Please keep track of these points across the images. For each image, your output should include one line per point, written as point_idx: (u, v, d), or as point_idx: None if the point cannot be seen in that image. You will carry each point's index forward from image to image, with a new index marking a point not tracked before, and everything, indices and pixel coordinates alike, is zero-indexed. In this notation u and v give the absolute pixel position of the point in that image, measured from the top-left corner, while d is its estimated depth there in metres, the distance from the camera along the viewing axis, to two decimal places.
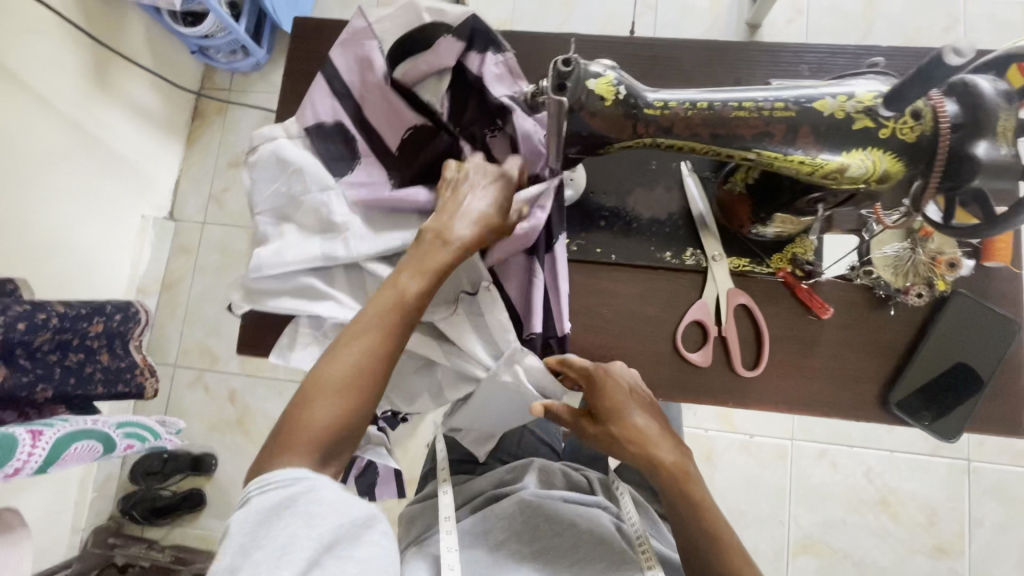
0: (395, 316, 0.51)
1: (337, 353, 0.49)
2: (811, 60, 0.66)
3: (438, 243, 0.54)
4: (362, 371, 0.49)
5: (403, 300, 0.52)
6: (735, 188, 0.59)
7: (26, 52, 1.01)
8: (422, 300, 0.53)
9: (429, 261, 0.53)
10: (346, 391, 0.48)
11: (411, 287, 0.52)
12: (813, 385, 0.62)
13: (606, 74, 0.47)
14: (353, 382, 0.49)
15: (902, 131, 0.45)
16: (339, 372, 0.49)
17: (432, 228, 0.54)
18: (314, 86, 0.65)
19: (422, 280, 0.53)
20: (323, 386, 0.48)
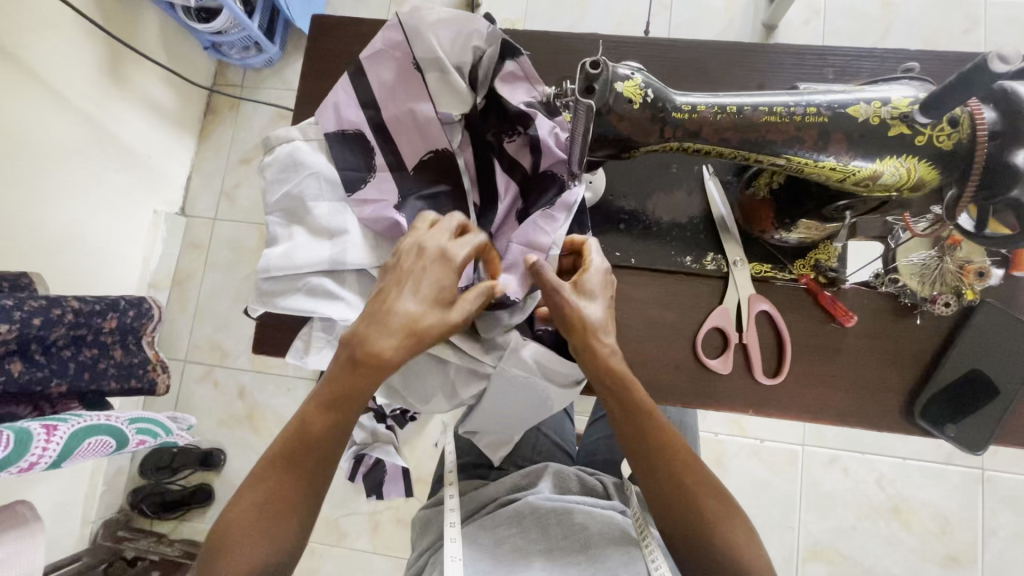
0: (295, 458, 0.52)
1: (244, 499, 0.51)
2: (836, 63, 0.64)
3: (346, 367, 0.52)
4: (262, 508, 0.50)
5: (303, 439, 0.52)
6: (758, 193, 0.59)
7: (41, 48, 1.01)
8: (326, 433, 0.52)
9: (333, 392, 0.52)
10: (251, 531, 0.49)
11: (312, 426, 0.52)
12: (834, 394, 0.61)
13: (633, 77, 0.46)
14: (256, 526, 0.49)
15: (938, 137, 0.44)
16: (245, 515, 0.50)
17: (344, 351, 0.52)
18: (339, 93, 0.65)
19: (326, 417, 0.52)
20: (229, 528, 0.49)
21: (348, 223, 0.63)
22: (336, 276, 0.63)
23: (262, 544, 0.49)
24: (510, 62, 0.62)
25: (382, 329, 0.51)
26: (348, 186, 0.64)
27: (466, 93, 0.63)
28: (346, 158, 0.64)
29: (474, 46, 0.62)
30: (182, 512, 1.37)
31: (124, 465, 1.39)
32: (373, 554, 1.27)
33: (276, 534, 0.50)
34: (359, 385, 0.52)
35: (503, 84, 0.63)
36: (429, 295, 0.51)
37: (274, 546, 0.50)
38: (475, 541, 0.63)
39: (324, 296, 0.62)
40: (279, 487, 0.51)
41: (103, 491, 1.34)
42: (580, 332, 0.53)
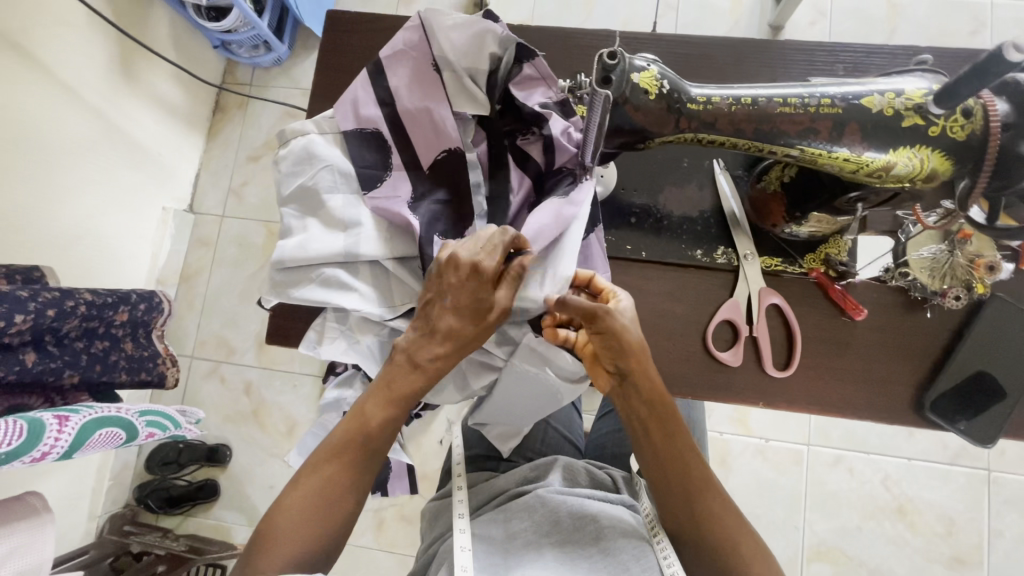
0: (354, 451, 0.56)
1: (306, 483, 0.55)
2: (846, 59, 0.65)
3: (405, 368, 0.57)
4: (324, 491, 0.55)
5: (363, 433, 0.56)
6: (769, 187, 0.59)
7: (54, 44, 1.02)
8: (384, 428, 0.56)
9: (393, 390, 0.56)
10: (311, 513, 0.54)
11: (372, 419, 0.56)
12: (844, 387, 0.61)
13: (649, 68, 0.47)
14: (313, 510, 0.54)
15: (953, 128, 0.44)
16: (305, 498, 0.54)
17: (400, 352, 0.57)
18: (358, 91, 0.66)
19: (384, 412, 0.56)
20: (291, 507, 0.54)
21: (362, 215, 0.64)
22: (350, 267, 0.64)
23: (322, 525, 0.54)
24: (524, 65, 0.63)
25: (430, 339, 0.56)
26: (362, 178, 0.64)
27: (482, 96, 0.64)
28: (359, 151, 0.65)
29: (490, 50, 0.63)
30: (188, 506, 1.37)
31: (131, 460, 1.40)
32: (378, 551, 1.27)
33: (332, 520, 0.55)
34: (414, 386, 0.56)
35: (518, 88, 0.64)
36: (465, 306, 0.54)
37: (328, 528, 0.54)
38: (485, 533, 0.64)
39: (337, 287, 0.63)
40: (338, 475, 0.55)
41: (110, 485, 1.35)
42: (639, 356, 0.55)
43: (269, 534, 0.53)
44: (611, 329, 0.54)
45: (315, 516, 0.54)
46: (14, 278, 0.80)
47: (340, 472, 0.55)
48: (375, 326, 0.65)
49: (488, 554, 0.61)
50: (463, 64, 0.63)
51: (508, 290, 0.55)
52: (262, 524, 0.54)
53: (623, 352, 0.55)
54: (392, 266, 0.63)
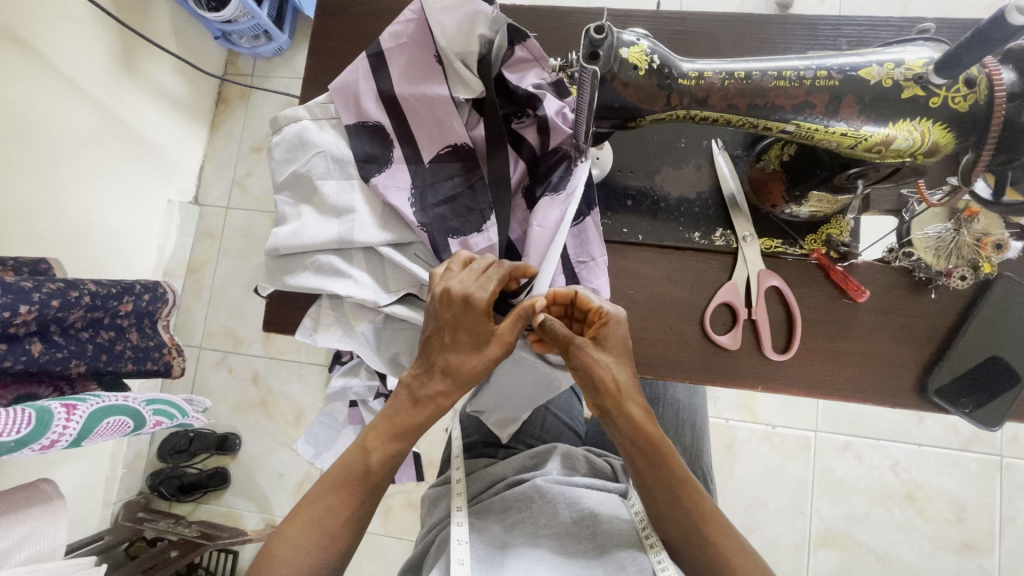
0: (355, 483, 0.54)
1: (305, 514, 0.53)
2: (850, 33, 0.63)
3: (407, 404, 0.56)
4: (324, 523, 0.53)
5: (364, 467, 0.55)
6: (769, 165, 0.57)
7: (55, 37, 1.02)
8: (385, 463, 0.55)
9: (395, 423, 0.56)
10: (311, 543, 0.52)
11: (373, 454, 0.55)
12: (845, 371, 0.60)
13: (639, 43, 0.46)
14: (312, 541, 0.52)
15: (955, 99, 0.43)
16: (304, 530, 0.53)
17: (403, 388, 0.57)
18: (359, 81, 0.64)
19: (388, 445, 0.55)
20: (288, 538, 0.52)
21: (355, 200, 0.63)
22: (343, 253, 0.63)
23: (321, 555, 0.53)
24: (517, 48, 0.61)
25: (431, 377, 0.56)
26: (355, 163, 0.64)
27: (475, 81, 0.62)
28: (353, 137, 0.64)
29: (480, 33, 0.61)
30: (200, 493, 1.40)
31: (144, 448, 1.42)
32: (385, 537, 1.28)
33: (328, 552, 0.53)
34: (418, 420, 0.56)
35: (511, 71, 0.62)
36: (463, 343, 0.54)
37: (324, 559, 0.53)
38: (480, 522, 0.64)
39: (332, 274, 0.63)
40: (339, 507, 0.54)
41: (124, 473, 1.38)
42: (613, 395, 0.55)
43: (268, 556, 0.52)
44: (587, 365, 0.55)
45: (313, 545, 0.52)
46: (21, 270, 0.81)
47: (341, 503, 0.54)
48: (370, 313, 0.65)
49: (482, 544, 0.61)
50: (454, 49, 0.62)
51: (506, 320, 0.55)
52: (265, 543, 0.53)
53: (598, 391, 0.56)
54: (386, 252, 0.62)
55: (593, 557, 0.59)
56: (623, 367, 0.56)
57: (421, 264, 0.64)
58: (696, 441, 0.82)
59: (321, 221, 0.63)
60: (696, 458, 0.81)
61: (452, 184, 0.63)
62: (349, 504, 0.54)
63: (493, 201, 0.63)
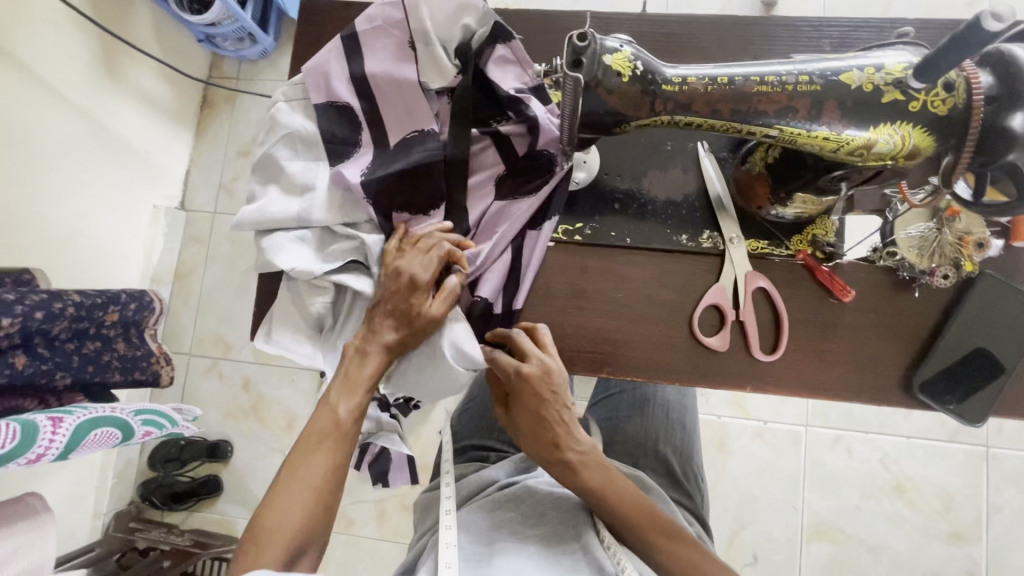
0: (327, 441, 0.55)
1: (286, 480, 0.53)
2: (832, 34, 0.63)
3: (357, 362, 0.58)
4: (306, 483, 0.53)
5: (333, 423, 0.56)
6: (754, 168, 0.58)
7: (34, 42, 1.00)
8: (355, 413, 0.57)
9: (355, 373, 0.57)
10: (299, 507, 0.52)
11: (338, 409, 0.56)
12: (832, 369, 0.61)
13: (622, 49, 0.46)
14: (298, 505, 0.52)
15: (933, 103, 0.44)
16: (288, 494, 0.52)
17: (352, 349, 0.59)
18: (333, 66, 0.64)
19: (352, 396, 0.57)
20: (273, 506, 0.52)
21: (319, 181, 0.63)
22: (304, 231, 0.63)
23: (309, 518, 0.52)
24: (500, 46, 0.62)
25: (378, 335, 0.58)
26: (322, 144, 0.64)
27: (449, 66, 0.62)
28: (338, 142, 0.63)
29: (465, 24, 0.62)
30: (193, 502, 1.39)
31: (134, 457, 1.41)
32: (381, 541, 1.28)
33: (315, 514, 0.52)
34: (374, 370, 0.58)
35: (491, 68, 0.62)
36: (405, 312, 0.58)
37: (314, 522, 0.52)
38: (469, 524, 0.63)
39: (287, 250, 0.62)
40: (316, 466, 0.54)
41: (114, 483, 1.36)
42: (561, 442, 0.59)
43: (257, 538, 0.50)
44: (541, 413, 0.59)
45: (303, 513, 0.52)
46: (4, 281, 0.79)
47: (323, 459, 0.54)
48: (325, 290, 0.63)
49: (470, 547, 0.60)
50: (436, 35, 0.62)
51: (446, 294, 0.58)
52: (245, 533, 0.52)
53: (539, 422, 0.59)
54: (343, 231, 0.63)
55: (582, 559, 0.59)
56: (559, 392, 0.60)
57: (377, 242, 0.64)
58: (688, 441, 0.83)
59: (282, 201, 0.63)
60: (688, 458, 0.82)
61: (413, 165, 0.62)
62: (329, 459, 0.55)
63: (449, 190, 0.62)
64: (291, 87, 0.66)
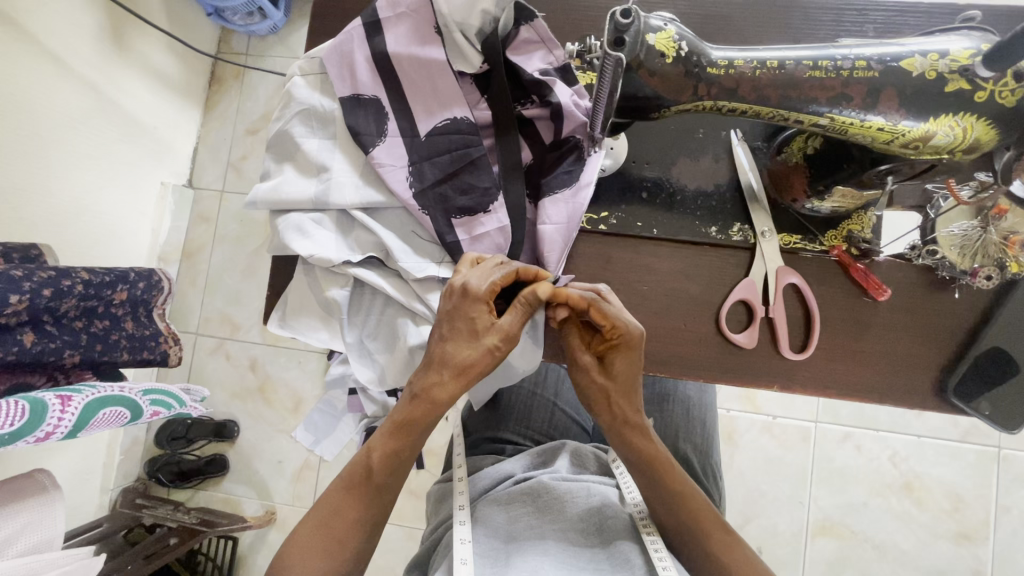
0: (358, 480, 0.54)
1: (316, 511, 0.54)
2: (877, 19, 0.60)
3: (408, 397, 0.55)
4: (332, 520, 0.53)
5: (366, 462, 0.55)
6: (791, 159, 0.56)
7: (40, 10, 0.97)
8: (385, 459, 0.54)
9: (394, 417, 0.55)
10: (322, 540, 0.53)
11: (373, 450, 0.54)
12: (863, 371, 0.59)
13: (666, 28, 0.44)
14: (322, 539, 0.53)
15: (1002, 94, 0.41)
16: (316, 529, 0.53)
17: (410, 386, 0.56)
18: (354, 49, 0.61)
19: (385, 439, 0.54)
20: (301, 536, 0.53)
21: (335, 160, 0.62)
22: (320, 214, 0.62)
23: (327, 553, 0.52)
24: (525, 29, 0.60)
25: (430, 368, 0.54)
26: (339, 121, 0.62)
27: (475, 56, 0.60)
28: (359, 123, 0.61)
29: (483, 9, 0.59)
30: (198, 480, 1.39)
31: (141, 435, 1.41)
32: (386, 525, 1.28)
33: (336, 552, 0.52)
34: (416, 415, 0.54)
35: (515, 54, 0.61)
36: (460, 331, 0.54)
37: (332, 559, 0.52)
38: (485, 516, 0.62)
39: (303, 232, 0.61)
40: (346, 508, 0.54)
41: (121, 460, 1.36)
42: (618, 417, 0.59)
43: (283, 559, 0.53)
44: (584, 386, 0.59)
45: (321, 544, 0.52)
46: (12, 257, 0.77)
47: (351, 498, 0.54)
48: (340, 278, 0.62)
49: (489, 542, 0.59)
50: (455, 18, 0.59)
51: (513, 314, 0.54)
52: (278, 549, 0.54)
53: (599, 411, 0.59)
54: (358, 215, 0.61)
55: (600, 553, 0.58)
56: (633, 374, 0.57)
57: (392, 230, 0.62)
58: (705, 437, 0.81)
59: (298, 183, 0.62)
60: (706, 454, 0.80)
61: (449, 158, 0.60)
62: (358, 498, 0.54)
63: (500, 182, 0.61)
64: (308, 62, 0.63)
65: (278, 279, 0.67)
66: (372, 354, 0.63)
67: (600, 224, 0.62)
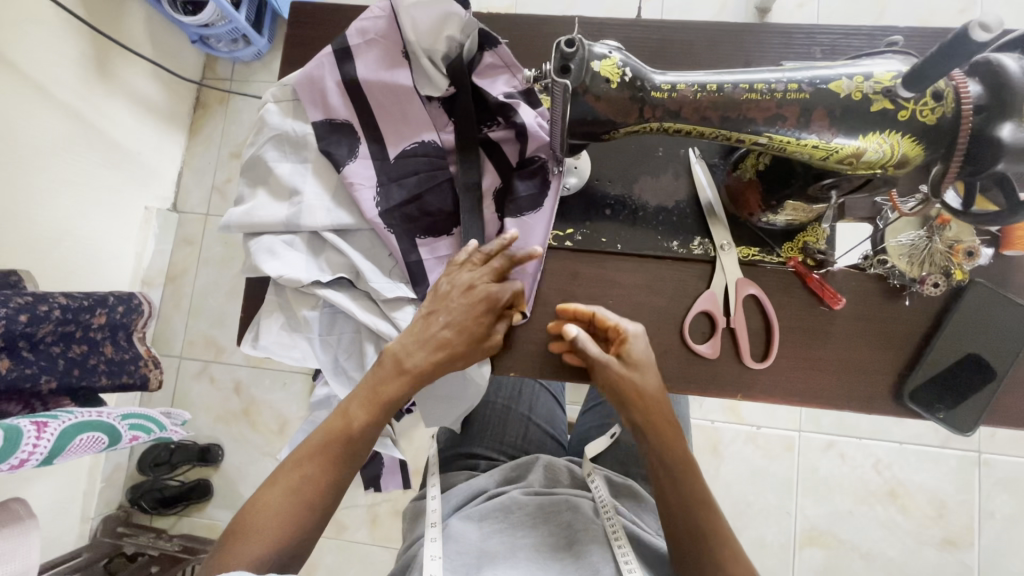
0: (334, 450, 0.55)
1: (286, 478, 0.54)
2: (824, 41, 0.63)
3: (392, 374, 0.57)
4: (302, 488, 0.54)
5: (345, 435, 0.56)
6: (745, 174, 0.58)
7: (22, 41, 0.99)
8: (365, 432, 0.56)
9: (379, 394, 0.56)
10: (288, 507, 0.53)
11: (353, 420, 0.56)
12: (823, 378, 0.60)
13: (611, 56, 0.46)
14: (291, 507, 0.53)
15: (922, 112, 0.43)
16: (287, 494, 0.54)
17: (388, 357, 0.57)
18: (325, 75, 0.63)
19: (367, 414, 0.56)
20: (266, 501, 0.53)
21: (307, 183, 0.63)
22: (292, 235, 0.63)
23: (293, 518, 0.53)
24: (488, 54, 0.62)
25: (422, 351, 0.57)
26: (312, 145, 0.64)
27: (442, 79, 0.63)
28: (330, 147, 0.63)
29: (449, 34, 0.61)
30: (182, 506, 1.37)
31: (123, 462, 1.39)
32: (372, 547, 1.27)
33: (302, 518, 0.53)
34: (397, 393, 0.57)
35: (481, 78, 0.63)
36: (467, 326, 0.58)
37: (298, 522, 0.53)
38: (458, 532, 0.62)
39: (274, 254, 0.62)
40: (317, 473, 0.55)
41: (102, 487, 1.34)
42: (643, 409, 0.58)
43: (243, 523, 0.53)
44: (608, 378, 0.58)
45: (288, 510, 0.53)
46: None
47: (321, 469, 0.55)
48: (312, 298, 0.63)
49: (458, 558, 0.60)
50: (422, 44, 0.62)
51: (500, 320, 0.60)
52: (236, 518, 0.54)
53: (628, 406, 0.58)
54: (328, 236, 0.62)
55: (569, 564, 0.59)
56: (641, 340, 0.59)
57: (362, 251, 0.63)
58: None
59: (270, 206, 0.63)
60: None
61: (417, 180, 0.63)
62: (329, 468, 0.55)
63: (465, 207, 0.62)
64: (281, 89, 0.65)
65: (253, 300, 0.68)
66: (347, 373, 0.64)
67: (565, 242, 0.64)
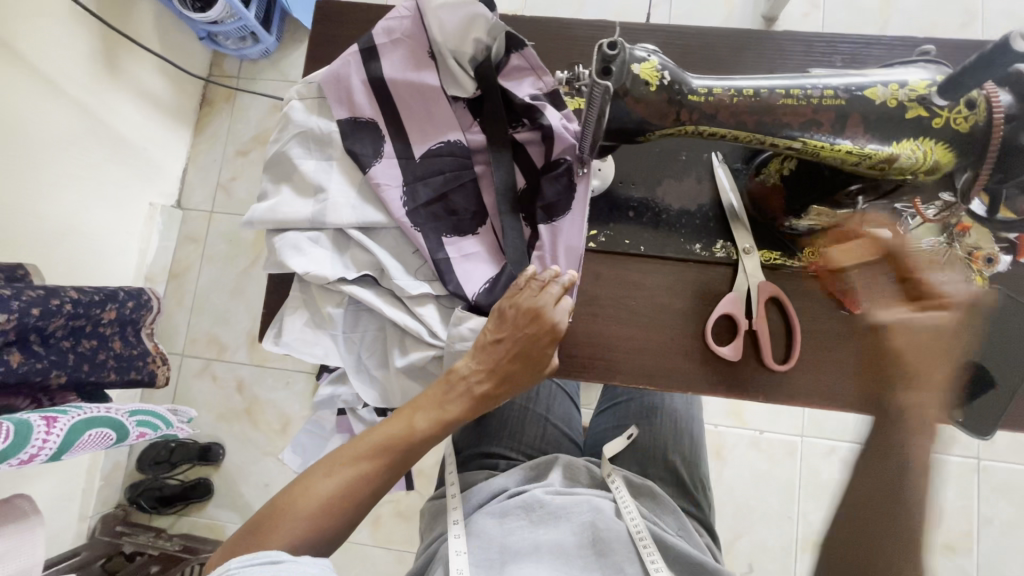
0: (391, 458, 0.55)
1: (337, 470, 0.54)
2: (844, 51, 0.64)
3: (455, 395, 0.57)
4: (354, 486, 0.54)
5: (405, 446, 0.55)
6: (769, 180, 0.60)
7: (33, 34, 0.99)
8: (423, 443, 0.57)
9: (443, 412, 0.56)
10: (337, 501, 0.53)
11: (415, 433, 0.56)
12: (843, 382, 0.61)
13: (649, 59, 0.47)
14: (338, 501, 0.53)
15: (956, 120, 0.44)
16: (337, 488, 0.54)
17: (451, 375, 0.57)
18: (351, 74, 0.63)
19: (429, 430, 0.56)
20: (315, 490, 0.53)
21: (332, 180, 0.63)
22: (316, 232, 0.63)
23: (340, 511, 0.54)
24: (516, 57, 0.62)
25: (484, 378, 0.57)
26: (337, 143, 0.64)
27: (469, 82, 0.63)
28: (356, 145, 0.63)
29: (476, 37, 0.62)
30: (181, 505, 1.36)
31: (122, 460, 1.37)
32: (376, 548, 1.26)
33: (347, 511, 0.54)
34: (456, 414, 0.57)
35: (507, 80, 0.63)
36: (529, 355, 0.57)
37: (343, 514, 0.54)
38: (479, 530, 0.63)
39: (299, 250, 0.62)
40: (371, 475, 0.55)
41: (101, 485, 1.33)
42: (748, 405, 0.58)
43: (287, 507, 0.53)
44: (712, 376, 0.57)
45: (336, 503, 0.53)
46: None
47: (375, 471, 0.55)
48: (336, 295, 0.63)
49: (481, 556, 0.60)
50: (449, 46, 0.63)
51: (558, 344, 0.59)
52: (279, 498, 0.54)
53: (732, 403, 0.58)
54: (354, 233, 0.62)
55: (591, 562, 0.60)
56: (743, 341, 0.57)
57: (387, 249, 0.63)
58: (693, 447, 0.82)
59: (294, 203, 0.63)
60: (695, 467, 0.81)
61: (443, 179, 0.63)
62: (382, 471, 0.55)
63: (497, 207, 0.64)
64: (305, 86, 0.65)
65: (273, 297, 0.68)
66: (369, 370, 0.64)
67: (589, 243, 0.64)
